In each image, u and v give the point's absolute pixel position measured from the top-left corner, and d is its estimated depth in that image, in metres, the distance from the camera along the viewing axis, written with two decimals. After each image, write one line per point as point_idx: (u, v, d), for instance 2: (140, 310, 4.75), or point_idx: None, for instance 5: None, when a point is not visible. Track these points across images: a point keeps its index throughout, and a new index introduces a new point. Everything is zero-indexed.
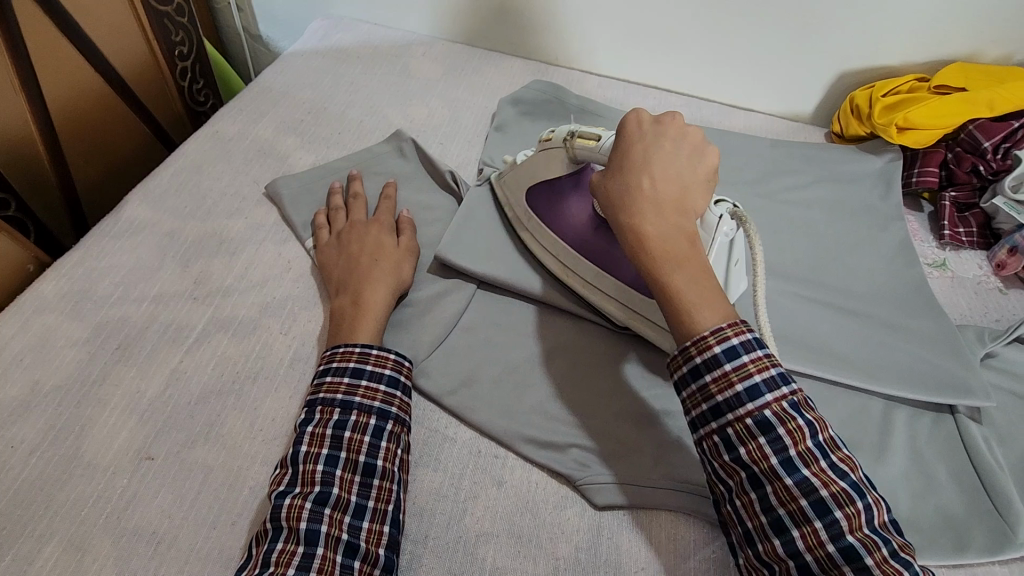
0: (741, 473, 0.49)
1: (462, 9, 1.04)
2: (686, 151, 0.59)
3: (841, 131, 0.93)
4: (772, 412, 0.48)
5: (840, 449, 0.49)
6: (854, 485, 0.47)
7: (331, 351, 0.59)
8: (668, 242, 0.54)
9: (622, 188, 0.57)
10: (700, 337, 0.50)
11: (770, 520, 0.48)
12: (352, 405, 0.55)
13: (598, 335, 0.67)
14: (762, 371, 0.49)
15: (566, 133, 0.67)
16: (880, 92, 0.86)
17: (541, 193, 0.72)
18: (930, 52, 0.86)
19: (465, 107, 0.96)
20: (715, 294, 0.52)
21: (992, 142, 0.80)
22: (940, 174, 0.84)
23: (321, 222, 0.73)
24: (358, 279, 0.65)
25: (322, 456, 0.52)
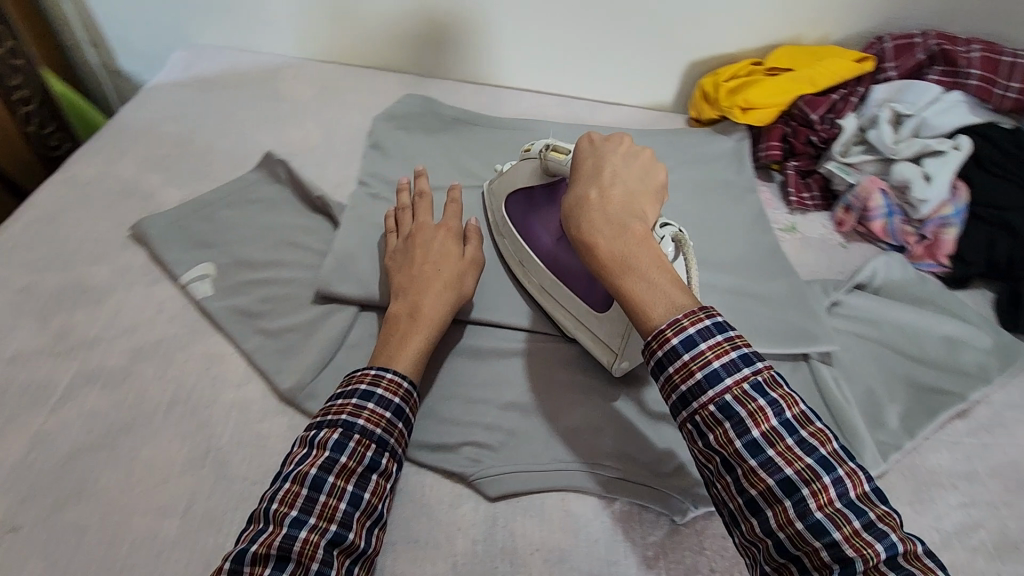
0: (715, 459, 0.48)
1: (329, 30, 1.04)
2: (635, 165, 0.62)
3: (698, 116, 1.00)
4: (733, 395, 0.47)
5: (813, 423, 0.47)
6: (823, 460, 0.44)
7: (378, 371, 0.58)
8: (619, 244, 0.55)
9: (575, 202, 0.59)
10: (659, 332, 0.50)
11: (746, 502, 0.46)
12: (386, 446, 0.55)
13: (483, 335, 0.70)
14: (722, 355, 0.48)
15: (543, 146, 0.71)
16: (722, 79, 0.94)
17: (518, 201, 0.75)
18: (760, 38, 0.95)
19: (340, 127, 0.96)
20: (667, 291, 0.52)
21: (817, 114, 0.89)
22: (783, 147, 0.93)
23: (392, 225, 0.75)
24: (418, 286, 0.66)
25: (348, 492, 0.51)
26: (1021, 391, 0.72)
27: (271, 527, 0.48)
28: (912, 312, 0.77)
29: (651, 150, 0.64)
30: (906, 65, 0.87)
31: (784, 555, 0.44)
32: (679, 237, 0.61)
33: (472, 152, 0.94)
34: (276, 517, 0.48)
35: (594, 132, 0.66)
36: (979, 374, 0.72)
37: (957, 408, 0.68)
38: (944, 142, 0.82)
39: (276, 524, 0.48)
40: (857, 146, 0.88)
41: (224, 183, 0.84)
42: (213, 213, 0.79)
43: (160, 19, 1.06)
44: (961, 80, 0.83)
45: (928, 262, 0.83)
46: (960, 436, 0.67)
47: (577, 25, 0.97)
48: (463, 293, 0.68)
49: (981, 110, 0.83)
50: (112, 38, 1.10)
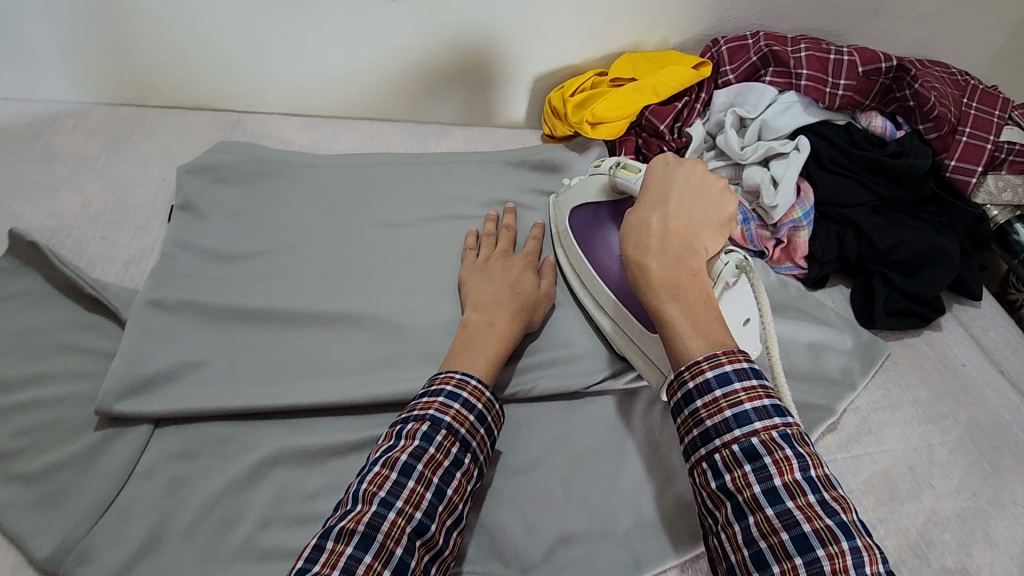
0: (727, 503, 0.45)
1: (112, 68, 0.87)
2: (709, 195, 0.59)
3: (551, 132, 0.94)
4: (760, 440, 0.44)
5: (838, 489, 0.44)
6: (843, 526, 0.41)
7: (462, 375, 0.55)
8: (669, 271, 0.53)
9: (637, 224, 0.57)
10: (694, 362, 0.48)
11: (751, 554, 0.42)
12: (469, 447, 0.53)
13: (316, 432, 0.60)
14: (754, 400, 0.46)
15: (612, 163, 0.69)
16: (567, 93, 0.88)
17: (585, 214, 0.73)
18: (600, 48, 0.91)
19: (135, 184, 0.80)
20: (710, 328, 0.50)
21: (666, 124, 0.85)
22: (638, 159, 0.88)
23: (472, 244, 0.74)
24: (492, 307, 0.63)
25: (433, 484, 0.49)
26: (883, 392, 0.72)
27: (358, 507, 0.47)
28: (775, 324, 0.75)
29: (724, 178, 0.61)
30: (742, 67, 0.85)
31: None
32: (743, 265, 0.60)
33: (301, 198, 0.82)
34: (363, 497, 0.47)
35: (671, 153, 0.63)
36: (842, 382, 0.71)
37: (827, 423, 0.67)
38: (786, 142, 0.81)
39: (362, 505, 0.47)
40: (709, 151, 0.86)
41: None
42: None
43: None
44: (793, 81, 0.82)
45: (787, 265, 0.81)
46: (831, 453, 0.66)
47: (406, 44, 0.87)
48: (530, 323, 0.66)
49: (816, 109, 0.82)
50: None
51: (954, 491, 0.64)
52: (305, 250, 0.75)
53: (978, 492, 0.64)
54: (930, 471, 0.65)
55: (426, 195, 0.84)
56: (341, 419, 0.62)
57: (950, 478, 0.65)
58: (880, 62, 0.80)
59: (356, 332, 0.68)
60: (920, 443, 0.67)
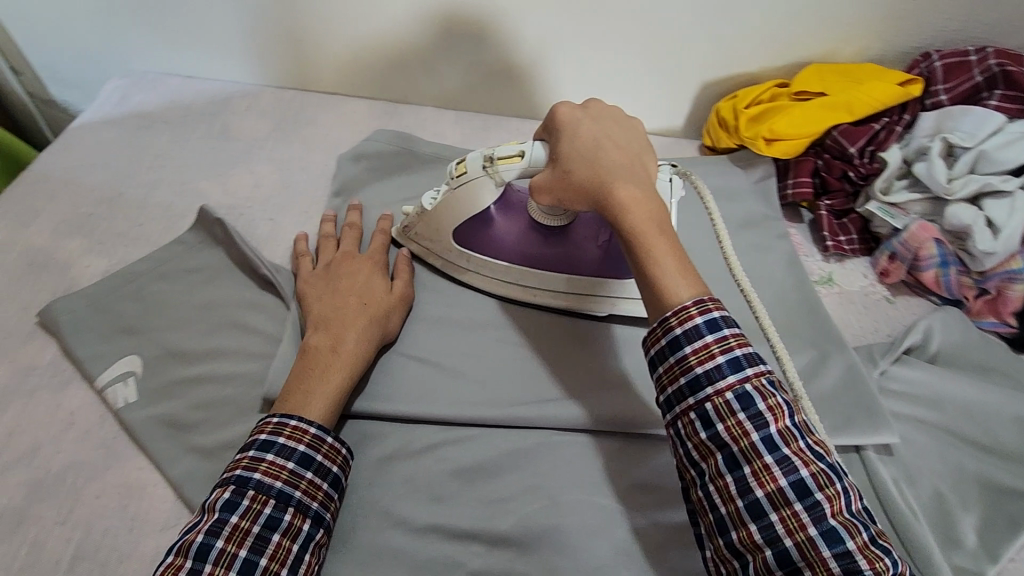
0: (717, 454, 0.46)
1: (284, 52, 0.90)
2: (626, 135, 0.58)
3: (713, 144, 0.88)
4: (753, 387, 0.46)
5: (813, 434, 0.48)
6: (831, 467, 0.45)
7: (281, 420, 0.52)
8: (643, 211, 0.52)
9: (592, 169, 0.54)
10: (682, 307, 0.48)
11: (746, 504, 0.44)
12: (290, 500, 0.49)
13: (471, 441, 0.58)
14: (743, 346, 0.48)
15: (482, 159, 0.61)
16: (742, 104, 0.81)
17: (470, 226, 0.66)
18: (783, 56, 0.82)
19: (298, 169, 0.82)
20: (690, 265, 0.51)
21: (856, 147, 0.76)
22: (814, 182, 0.80)
23: (304, 252, 0.67)
24: (338, 321, 0.59)
25: (238, 559, 0.45)
26: None
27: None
28: (980, 388, 0.64)
29: (620, 108, 0.61)
30: (959, 88, 0.74)
31: (784, 564, 0.42)
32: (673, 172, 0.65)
33: None
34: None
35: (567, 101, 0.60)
36: None
37: None
38: (1007, 180, 0.69)
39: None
40: (901, 180, 0.76)
41: (156, 248, 0.70)
42: (141, 288, 0.66)
43: (93, 44, 0.92)
44: None
45: (990, 321, 0.70)
46: None
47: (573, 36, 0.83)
48: (386, 331, 0.62)
49: None
50: (38, 64, 0.96)
51: None
52: None
53: None
54: None
55: None
56: (492, 434, 0.58)
57: None
58: None
59: (509, 341, 0.65)
60: None
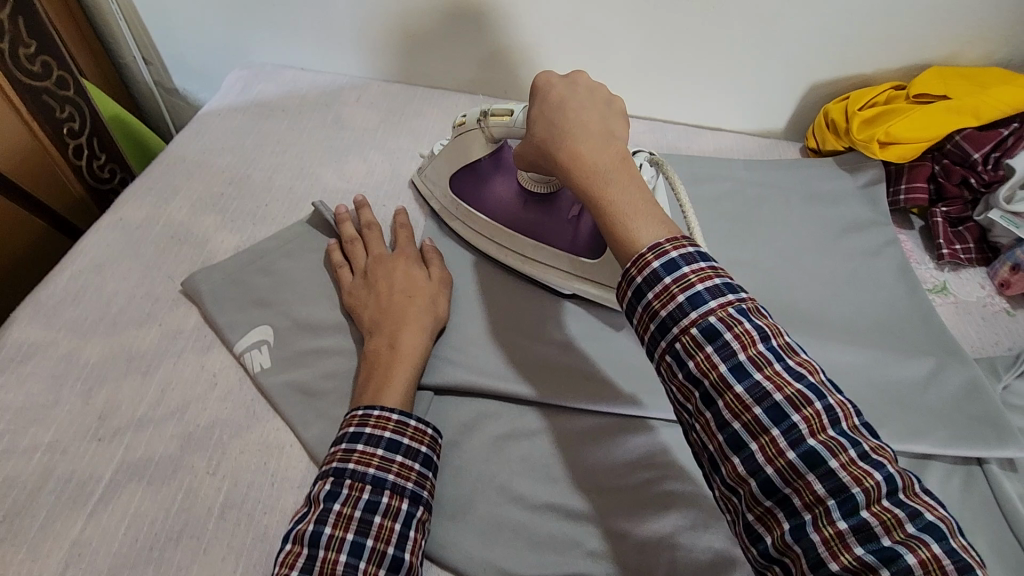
0: (695, 393, 0.41)
1: (394, 47, 0.94)
2: (600, 92, 0.56)
3: (817, 146, 0.86)
4: (718, 318, 0.41)
5: (799, 354, 0.42)
6: (814, 387, 0.39)
7: (364, 412, 0.54)
8: (595, 160, 0.50)
9: (550, 128, 0.54)
10: (638, 256, 0.44)
11: (727, 438, 0.40)
12: (385, 484, 0.50)
13: (584, 427, 0.59)
14: (707, 279, 0.42)
15: (477, 114, 0.68)
16: (856, 105, 0.79)
17: (464, 177, 0.73)
18: (900, 59, 0.80)
19: (407, 158, 0.86)
20: (651, 206, 0.47)
21: (981, 152, 0.73)
22: (929, 189, 0.78)
23: (339, 260, 0.68)
24: (393, 320, 0.61)
25: (347, 542, 0.47)
26: None
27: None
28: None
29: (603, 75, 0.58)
30: None
31: (769, 493, 0.38)
32: (653, 160, 0.65)
33: None
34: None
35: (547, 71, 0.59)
36: None
37: None
38: None
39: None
40: None
41: (282, 228, 0.75)
42: (271, 264, 0.70)
43: (217, 36, 0.99)
44: None
45: None
46: None
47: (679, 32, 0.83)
48: (437, 319, 0.63)
49: None
50: (166, 55, 1.03)
51: None
52: None
53: None
54: None
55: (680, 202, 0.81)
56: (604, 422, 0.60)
57: None
58: None
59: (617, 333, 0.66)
60: None
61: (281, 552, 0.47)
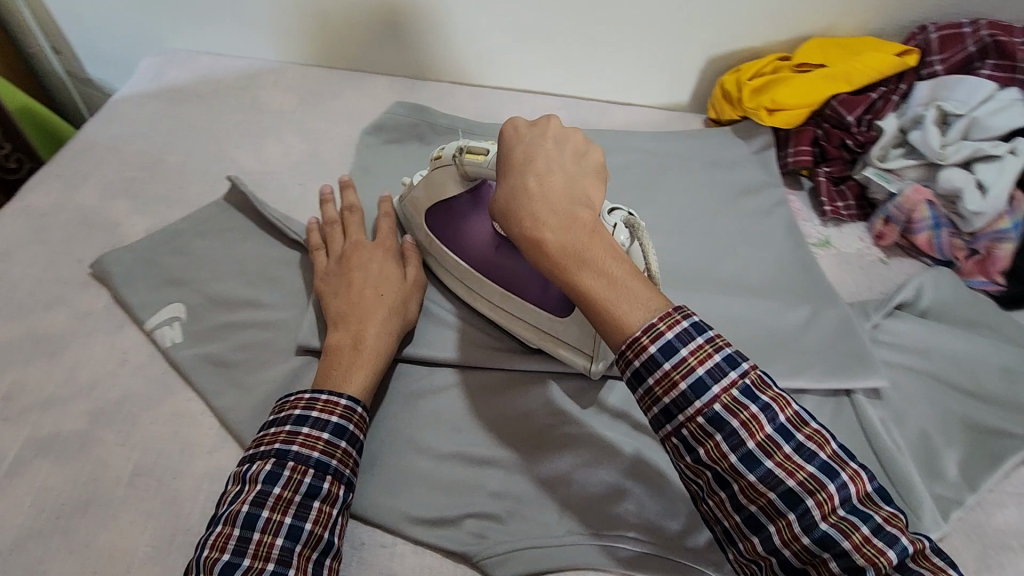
0: (709, 473, 0.45)
1: (310, 29, 0.95)
2: (569, 151, 0.54)
3: (717, 117, 0.92)
4: (722, 404, 0.43)
5: (809, 424, 0.44)
6: (823, 466, 0.42)
7: (311, 397, 0.54)
8: (564, 241, 0.48)
9: (511, 194, 0.52)
10: (633, 338, 0.45)
11: (743, 519, 0.43)
12: (328, 469, 0.51)
13: (490, 382, 0.63)
14: (705, 360, 0.44)
15: (454, 150, 0.63)
16: (746, 76, 0.85)
17: (439, 212, 0.68)
18: (786, 31, 0.86)
19: (325, 139, 0.87)
20: (630, 283, 0.46)
21: (854, 116, 0.79)
22: (814, 151, 0.84)
23: (316, 242, 0.68)
24: (359, 314, 0.61)
25: (284, 526, 0.47)
26: None
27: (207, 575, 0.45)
28: (966, 340, 0.68)
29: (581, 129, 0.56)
30: (953, 59, 0.78)
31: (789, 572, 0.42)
32: (631, 224, 0.57)
33: None
34: (203, 565, 0.45)
35: (518, 116, 0.58)
36: None
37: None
38: (998, 144, 0.73)
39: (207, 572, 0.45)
40: (897, 148, 0.79)
41: (196, 209, 0.75)
42: (185, 243, 0.71)
43: (129, 23, 0.97)
44: (1018, 76, 0.74)
45: (980, 279, 0.74)
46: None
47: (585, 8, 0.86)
48: (406, 319, 0.63)
49: None
50: (77, 43, 1.02)
51: None
52: None
53: None
54: None
55: None
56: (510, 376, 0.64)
57: None
58: None
59: None
60: None
61: (211, 532, 0.47)
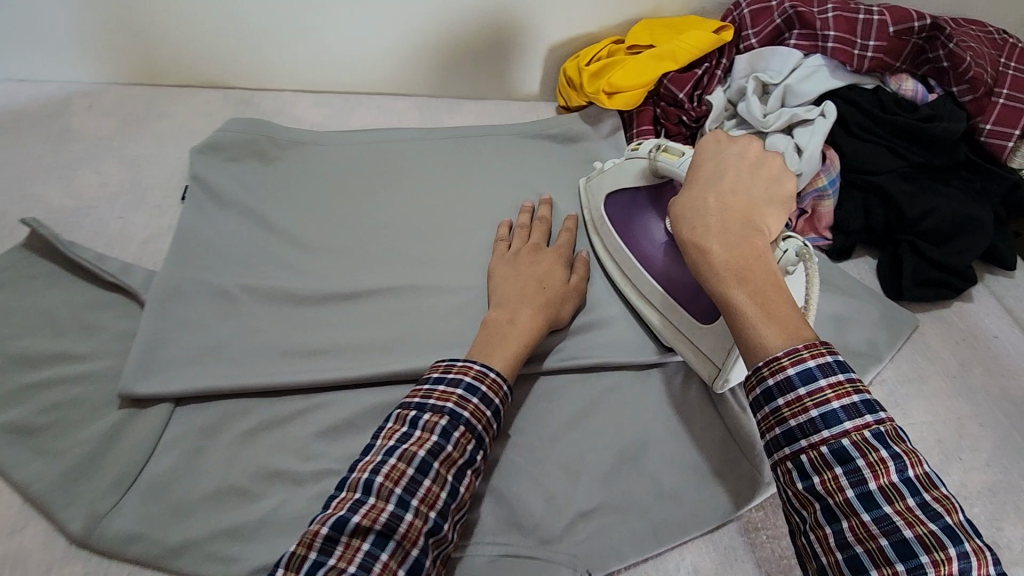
0: (815, 505, 0.43)
1: (123, 47, 0.86)
2: (762, 176, 0.58)
3: (566, 104, 0.93)
4: (851, 441, 0.43)
5: (940, 488, 0.42)
6: (948, 530, 0.39)
7: (482, 369, 0.55)
8: (734, 255, 0.51)
9: (695, 208, 0.56)
10: (773, 357, 0.46)
11: (846, 559, 0.41)
12: (484, 444, 0.53)
13: (337, 405, 0.60)
14: (842, 398, 0.44)
15: (652, 146, 0.69)
16: (583, 62, 0.86)
17: (618, 202, 0.72)
18: (617, 16, 0.88)
19: (149, 164, 0.80)
20: (786, 310, 0.47)
21: (685, 92, 0.83)
22: (656, 130, 0.86)
23: (503, 234, 0.73)
24: (516, 300, 0.62)
25: (449, 483, 0.50)
26: (909, 365, 0.70)
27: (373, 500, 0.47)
28: None
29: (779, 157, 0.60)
30: (765, 31, 0.82)
31: None
32: (804, 252, 0.56)
33: (317, 175, 0.81)
34: (379, 494, 0.47)
35: (722, 133, 0.63)
36: (870, 354, 0.69)
37: None
38: (811, 109, 0.77)
39: (378, 500, 0.47)
40: (730, 120, 0.83)
41: None
42: None
43: None
44: (820, 43, 0.78)
45: (811, 236, 0.78)
46: None
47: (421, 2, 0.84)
48: (560, 314, 0.64)
49: (842, 73, 0.79)
50: None
51: (984, 465, 0.63)
52: (321, 231, 0.75)
53: (1011, 464, 0.63)
54: (960, 445, 0.64)
55: (441, 173, 0.83)
56: (359, 395, 0.61)
57: (979, 451, 0.64)
58: (913, 22, 0.77)
59: (374, 309, 0.68)
60: (949, 416, 0.66)
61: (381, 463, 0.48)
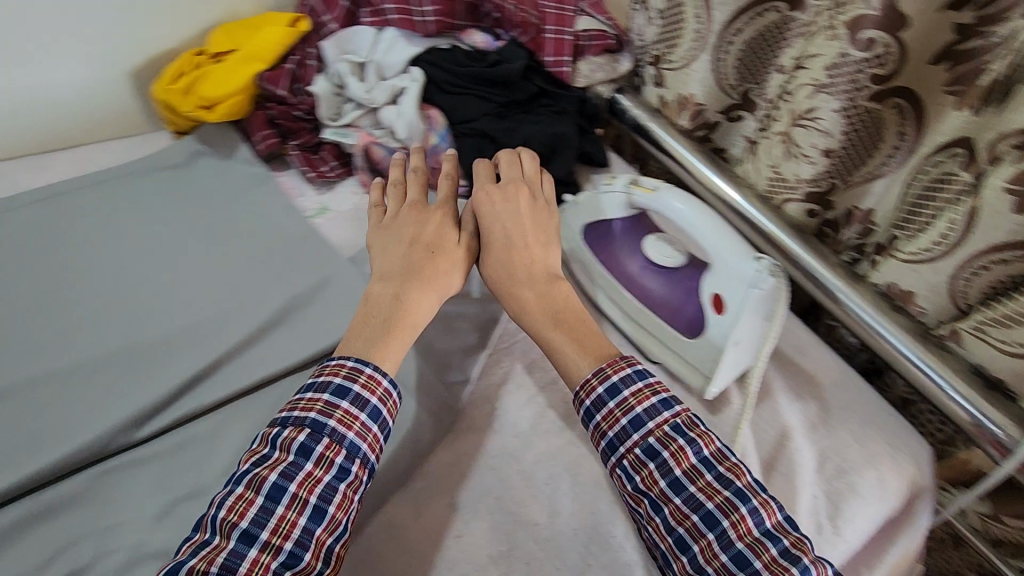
0: (644, 498, 0.53)
1: None
2: (539, 215, 0.68)
3: (178, 128, 0.87)
4: (655, 438, 0.53)
5: (729, 458, 0.52)
6: (738, 492, 0.50)
7: (355, 365, 0.54)
8: (545, 299, 0.62)
9: (504, 260, 0.64)
10: (585, 381, 0.56)
11: (675, 539, 0.50)
12: (358, 452, 0.52)
13: None
14: (643, 402, 0.54)
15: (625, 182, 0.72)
16: (167, 81, 0.82)
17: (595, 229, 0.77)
18: (192, 28, 0.86)
19: None
20: (591, 342, 0.59)
21: (284, 88, 0.83)
22: (277, 131, 0.86)
23: (379, 198, 0.70)
24: (421, 278, 0.61)
25: (308, 507, 0.49)
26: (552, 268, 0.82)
27: (218, 539, 0.48)
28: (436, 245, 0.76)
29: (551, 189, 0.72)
30: (338, 15, 0.87)
31: None
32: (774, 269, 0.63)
33: None
34: (221, 531, 0.47)
35: (490, 167, 0.71)
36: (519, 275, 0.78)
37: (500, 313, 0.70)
38: (403, 77, 0.84)
39: (221, 538, 0.47)
40: (348, 104, 0.86)
41: None
42: None
43: None
44: (386, 18, 0.86)
45: None
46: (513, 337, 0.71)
47: None
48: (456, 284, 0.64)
49: (417, 40, 0.86)
50: None
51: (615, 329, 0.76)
52: None
53: None
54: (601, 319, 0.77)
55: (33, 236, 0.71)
56: None
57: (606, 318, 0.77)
58: None
59: None
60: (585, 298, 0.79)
61: (227, 495, 0.48)
